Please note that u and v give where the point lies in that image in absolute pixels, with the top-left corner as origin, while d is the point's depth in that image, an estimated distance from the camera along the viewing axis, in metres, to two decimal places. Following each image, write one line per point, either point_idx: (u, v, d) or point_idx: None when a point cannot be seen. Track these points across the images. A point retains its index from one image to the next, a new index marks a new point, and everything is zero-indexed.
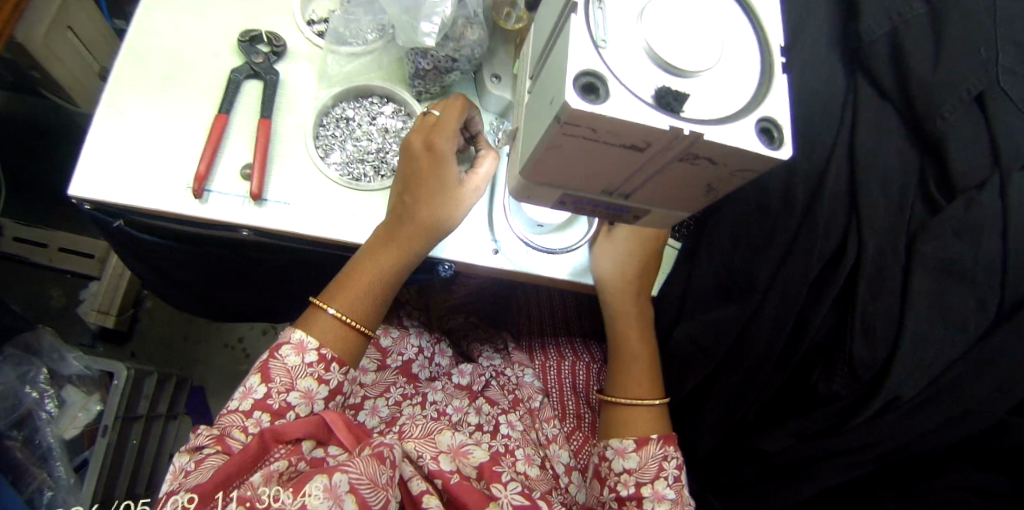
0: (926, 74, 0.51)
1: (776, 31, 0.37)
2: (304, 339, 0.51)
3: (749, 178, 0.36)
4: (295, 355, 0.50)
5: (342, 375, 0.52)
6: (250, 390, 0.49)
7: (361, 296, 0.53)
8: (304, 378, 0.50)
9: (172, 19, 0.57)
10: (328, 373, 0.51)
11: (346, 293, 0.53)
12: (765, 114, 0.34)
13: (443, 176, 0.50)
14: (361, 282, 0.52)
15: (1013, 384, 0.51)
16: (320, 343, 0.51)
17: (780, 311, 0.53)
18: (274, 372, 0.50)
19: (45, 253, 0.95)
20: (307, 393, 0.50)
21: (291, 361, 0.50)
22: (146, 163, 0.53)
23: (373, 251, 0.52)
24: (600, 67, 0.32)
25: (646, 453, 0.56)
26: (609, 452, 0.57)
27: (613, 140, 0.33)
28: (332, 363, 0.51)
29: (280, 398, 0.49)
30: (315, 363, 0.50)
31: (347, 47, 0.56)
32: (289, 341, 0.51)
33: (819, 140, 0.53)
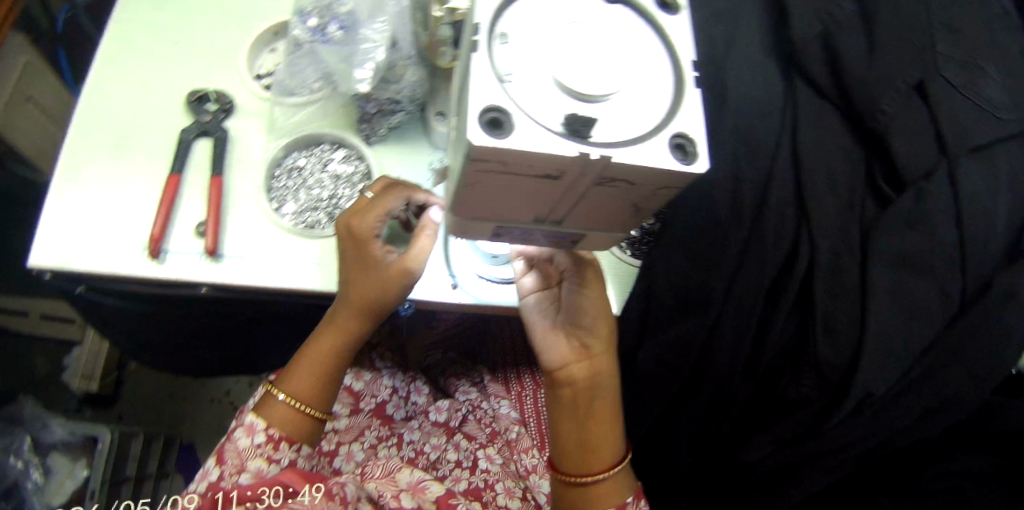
0: (861, 72, 0.52)
1: (687, 48, 0.37)
2: (254, 421, 0.51)
3: (673, 194, 0.36)
4: (245, 437, 0.50)
5: (293, 453, 0.52)
6: (206, 473, 0.49)
7: (309, 377, 0.53)
8: (253, 460, 0.50)
9: (122, 85, 0.58)
10: (278, 453, 0.51)
11: (298, 376, 0.53)
12: (679, 129, 0.35)
13: (369, 262, 0.50)
14: (314, 363, 0.54)
15: (987, 370, 0.51)
16: (268, 424, 0.51)
17: (739, 320, 0.53)
18: (227, 455, 0.50)
19: (27, 321, 0.97)
20: (258, 473, 0.50)
21: (242, 444, 0.50)
22: (104, 228, 0.54)
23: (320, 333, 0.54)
24: (504, 102, 0.33)
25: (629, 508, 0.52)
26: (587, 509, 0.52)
27: (526, 171, 0.34)
28: (282, 442, 0.51)
29: (232, 480, 0.49)
30: (263, 443, 0.50)
31: (294, 97, 0.58)
32: (240, 425, 0.51)
33: (764, 144, 0.53)
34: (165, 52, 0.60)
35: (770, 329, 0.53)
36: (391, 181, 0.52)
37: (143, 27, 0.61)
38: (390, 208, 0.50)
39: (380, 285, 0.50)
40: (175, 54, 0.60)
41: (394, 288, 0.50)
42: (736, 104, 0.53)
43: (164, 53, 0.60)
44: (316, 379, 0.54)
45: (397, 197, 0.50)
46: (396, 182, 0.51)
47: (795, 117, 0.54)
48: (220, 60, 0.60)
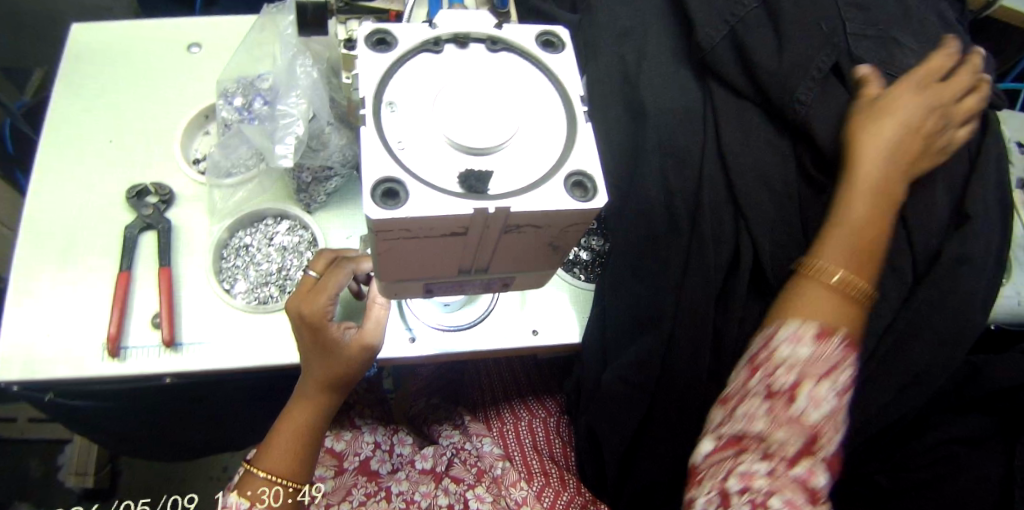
0: (774, 65, 0.53)
1: (574, 84, 0.38)
2: (237, 502, 0.53)
3: (584, 230, 0.37)
4: None
5: None
6: None
7: (287, 454, 0.54)
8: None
9: (64, 190, 0.60)
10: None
11: (271, 455, 0.54)
12: (577, 168, 0.36)
13: (329, 342, 0.51)
14: (286, 440, 0.54)
15: (956, 338, 0.51)
16: (251, 502, 0.53)
17: (693, 329, 0.53)
18: None
19: (16, 427, 0.98)
20: None
21: None
22: (61, 335, 0.54)
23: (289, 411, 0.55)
24: (396, 172, 0.33)
25: (827, 349, 0.45)
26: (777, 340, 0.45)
27: (430, 233, 0.34)
28: None
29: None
30: None
31: (230, 177, 0.59)
32: (223, 505, 0.53)
33: (691, 152, 0.54)
34: (101, 152, 0.61)
35: (725, 333, 0.54)
36: (332, 256, 0.54)
37: (77, 131, 0.62)
38: (339, 286, 0.51)
39: (344, 361, 0.52)
40: (112, 152, 0.61)
41: (359, 362, 0.52)
42: (658, 115, 0.54)
43: (102, 152, 0.61)
44: (299, 453, 0.54)
45: (342, 275, 0.51)
46: (339, 259, 0.53)
47: (717, 118, 0.55)
48: (155, 150, 0.62)
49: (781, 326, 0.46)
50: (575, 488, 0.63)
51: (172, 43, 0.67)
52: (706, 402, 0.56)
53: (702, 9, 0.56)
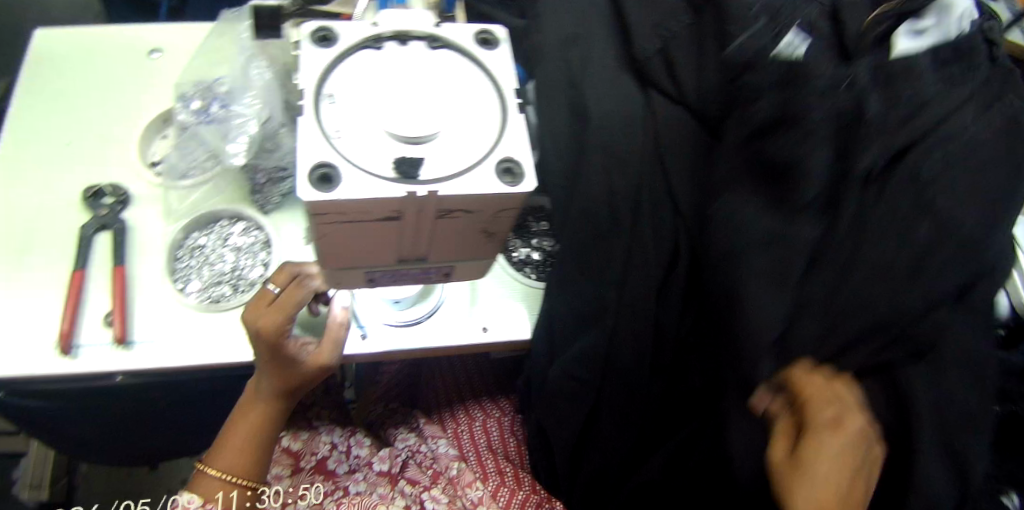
0: (697, 80, 0.56)
1: (507, 80, 0.41)
2: (190, 500, 0.53)
3: (514, 215, 0.39)
4: None
5: None
6: None
7: (240, 452, 0.54)
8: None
9: (19, 193, 0.60)
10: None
11: (224, 455, 0.54)
12: (507, 155, 0.38)
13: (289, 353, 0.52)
14: (240, 440, 0.54)
15: None
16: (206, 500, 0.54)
17: (635, 323, 0.55)
18: None
19: None
20: None
21: None
22: (10, 334, 0.54)
23: (242, 412, 0.55)
24: (332, 158, 0.35)
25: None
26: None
27: (365, 217, 0.36)
28: None
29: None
30: None
31: (186, 179, 0.60)
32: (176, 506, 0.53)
33: (629, 156, 0.56)
34: (58, 155, 0.62)
35: (664, 324, 0.56)
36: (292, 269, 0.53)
37: (35, 135, 0.62)
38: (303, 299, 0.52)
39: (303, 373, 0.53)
40: (68, 155, 0.62)
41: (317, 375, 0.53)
42: (599, 118, 0.56)
43: (57, 156, 0.62)
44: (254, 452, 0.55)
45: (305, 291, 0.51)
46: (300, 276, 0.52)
47: (656, 125, 0.57)
48: (111, 154, 0.62)
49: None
50: (529, 487, 0.64)
51: (133, 49, 0.68)
52: (647, 392, 0.58)
53: (640, 19, 0.58)
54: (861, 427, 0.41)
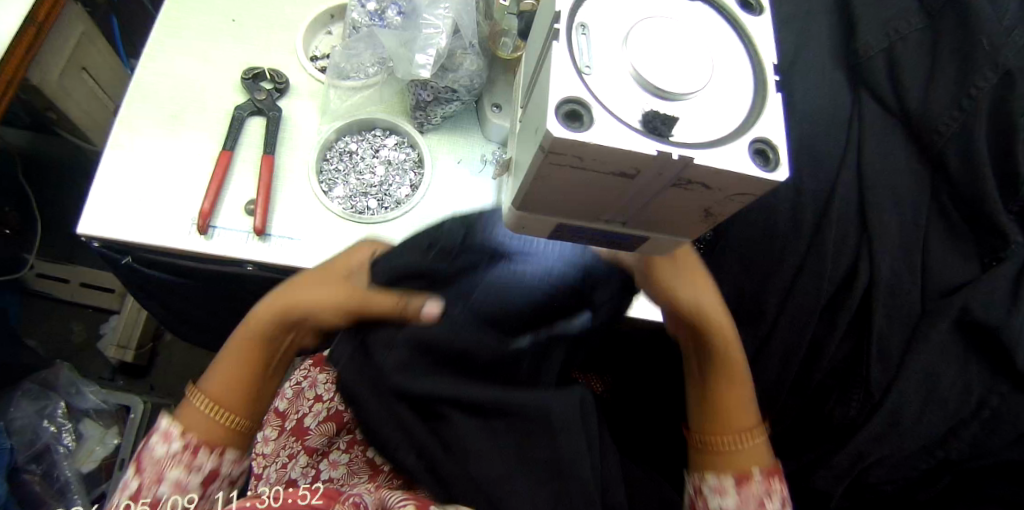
0: (920, 93, 0.51)
1: (768, 50, 0.37)
2: (170, 428, 0.42)
3: (748, 202, 0.35)
4: (161, 444, 0.42)
5: (218, 459, 0.43)
6: (125, 486, 0.42)
7: (233, 375, 0.44)
8: (172, 469, 0.41)
9: (177, 59, 0.59)
10: (198, 460, 0.42)
11: (220, 374, 0.44)
12: (760, 135, 0.34)
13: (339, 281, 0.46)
14: (325, 286, 0.45)
15: None
16: (186, 430, 0.42)
17: (790, 335, 0.53)
18: (146, 462, 0.42)
19: (67, 288, 0.98)
20: (178, 483, 0.41)
21: (158, 452, 0.42)
22: (154, 198, 0.54)
23: (319, 277, 0.46)
24: (583, 94, 0.32)
25: (749, 492, 0.45)
26: (705, 488, 0.47)
27: (600, 168, 0.33)
28: (199, 450, 0.42)
29: (149, 493, 0.41)
30: (181, 452, 0.42)
31: (350, 81, 0.59)
32: (155, 429, 0.43)
33: (826, 159, 0.53)
34: (226, 28, 0.60)
35: (824, 348, 0.53)
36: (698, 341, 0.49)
37: (202, 4, 0.61)
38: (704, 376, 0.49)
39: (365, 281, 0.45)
40: (233, 32, 0.60)
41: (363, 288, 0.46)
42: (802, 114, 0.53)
43: (223, 31, 0.60)
44: (208, 433, 0.43)
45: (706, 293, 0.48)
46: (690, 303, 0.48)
47: (862, 131, 0.53)
48: (279, 39, 0.61)
49: (706, 477, 0.47)
50: None
51: None
52: (783, 411, 0.56)
53: (871, 13, 0.54)
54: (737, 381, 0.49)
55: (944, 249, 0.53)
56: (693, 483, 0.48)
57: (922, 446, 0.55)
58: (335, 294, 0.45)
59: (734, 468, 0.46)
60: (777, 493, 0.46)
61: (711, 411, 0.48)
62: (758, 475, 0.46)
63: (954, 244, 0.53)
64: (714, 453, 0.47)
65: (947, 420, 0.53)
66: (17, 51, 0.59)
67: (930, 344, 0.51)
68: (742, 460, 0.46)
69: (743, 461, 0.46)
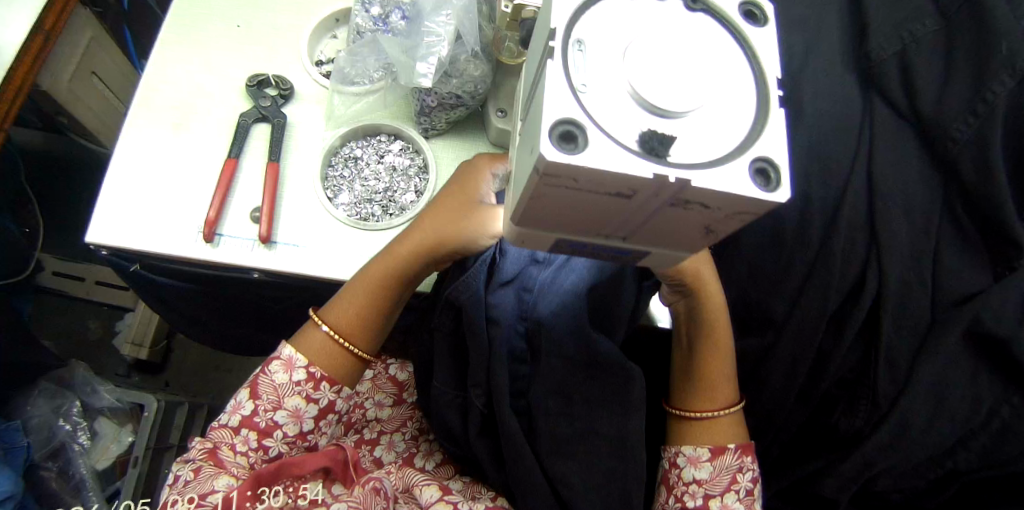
0: (934, 96, 0.50)
1: (773, 63, 0.36)
2: (293, 355, 0.52)
3: (749, 221, 0.34)
4: (283, 371, 0.52)
5: (333, 394, 0.53)
6: (239, 405, 0.52)
7: (353, 313, 0.53)
8: (292, 397, 0.52)
9: (182, 65, 0.59)
10: (317, 393, 0.52)
11: (339, 308, 0.53)
12: (761, 154, 0.33)
13: (453, 220, 0.49)
14: (431, 225, 0.50)
15: None
16: (308, 362, 0.52)
17: (796, 348, 0.52)
18: (262, 389, 0.52)
19: (83, 286, 1.00)
20: (295, 411, 0.52)
21: (279, 378, 0.52)
22: (161, 207, 0.54)
23: (433, 216, 0.50)
24: (578, 115, 0.31)
25: (722, 464, 0.51)
26: (681, 458, 0.52)
27: (596, 189, 0.32)
28: (322, 382, 0.53)
29: (266, 416, 0.51)
30: (303, 381, 0.52)
31: (354, 86, 0.58)
32: (279, 357, 0.53)
33: (835, 166, 0.51)
34: (229, 33, 0.60)
35: (829, 359, 0.52)
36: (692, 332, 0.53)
37: (205, 9, 0.61)
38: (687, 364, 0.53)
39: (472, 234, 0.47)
40: (237, 37, 0.60)
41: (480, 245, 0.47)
42: (812, 118, 0.51)
43: (226, 36, 0.60)
44: (326, 365, 0.53)
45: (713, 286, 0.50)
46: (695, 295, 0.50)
47: (873, 137, 0.51)
48: (283, 44, 0.61)
49: (682, 449, 0.52)
50: None
51: None
52: (788, 419, 0.56)
53: (886, 12, 0.52)
54: (724, 383, 0.53)
55: (958, 257, 0.51)
56: (669, 459, 0.53)
57: (931, 455, 0.55)
58: (441, 221, 0.50)
59: (708, 441, 0.52)
60: (749, 464, 0.52)
61: (698, 384, 0.52)
62: (733, 447, 0.51)
63: (967, 252, 0.52)
64: (692, 419, 0.53)
65: (956, 430, 0.53)
66: (24, 59, 0.59)
67: (940, 355, 0.50)
68: (717, 432, 0.52)
69: (715, 435, 0.52)
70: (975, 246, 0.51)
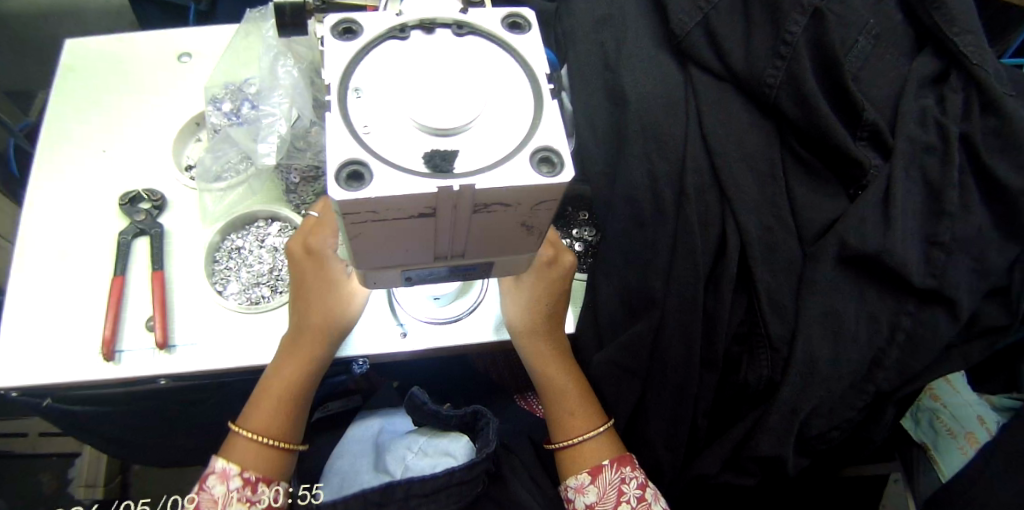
0: (740, 53, 0.54)
1: (540, 64, 0.39)
2: (227, 466, 0.50)
3: (554, 206, 0.37)
4: (219, 484, 0.49)
5: (274, 493, 0.51)
6: None
7: (271, 412, 0.52)
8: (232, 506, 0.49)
9: (59, 200, 0.61)
10: (257, 496, 0.49)
11: (259, 411, 0.52)
12: (544, 143, 0.36)
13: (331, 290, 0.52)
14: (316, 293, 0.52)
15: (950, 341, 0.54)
16: (241, 467, 0.50)
17: (684, 316, 0.53)
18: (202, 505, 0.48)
19: (27, 442, 1.00)
20: None
21: (217, 491, 0.49)
22: (55, 339, 0.55)
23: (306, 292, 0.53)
24: (360, 154, 0.34)
25: (604, 482, 0.53)
26: (569, 491, 0.54)
27: (398, 214, 0.35)
28: (260, 484, 0.50)
29: None
30: (240, 488, 0.49)
31: (221, 181, 0.60)
32: (213, 472, 0.50)
33: (672, 136, 0.54)
34: (99, 160, 0.63)
35: (718, 318, 0.53)
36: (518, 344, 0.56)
37: (71, 143, 0.64)
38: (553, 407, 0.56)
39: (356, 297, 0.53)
40: (106, 162, 0.63)
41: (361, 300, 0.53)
42: (639, 99, 0.55)
43: (95, 162, 0.63)
44: (259, 466, 0.51)
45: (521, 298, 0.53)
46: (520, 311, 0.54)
47: (698, 102, 0.55)
48: (150, 159, 0.63)
49: (568, 481, 0.54)
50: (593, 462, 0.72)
51: (163, 53, 0.70)
52: (703, 388, 0.55)
53: None
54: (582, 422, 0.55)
55: (807, 190, 0.54)
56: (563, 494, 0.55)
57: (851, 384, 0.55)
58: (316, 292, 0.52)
59: (585, 465, 0.54)
60: (629, 474, 0.53)
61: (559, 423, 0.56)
62: (608, 463, 0.54)
63: (815, 183, 0.54)
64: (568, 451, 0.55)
65: (864, 352, 0.53)
66: None
67: (817, 284, 0.52)
68: (590, 454, 0.54)
69: (587, 459, 0.54)
70: (819, 176, 0.54)
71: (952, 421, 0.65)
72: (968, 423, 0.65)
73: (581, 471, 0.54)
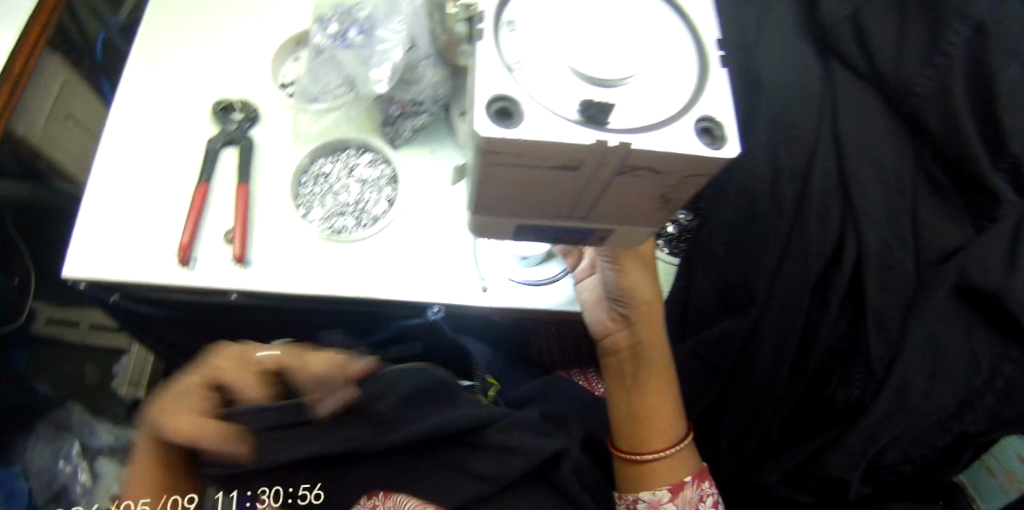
0: (892, 53, 0.49)
1: (709, 27, 0.36)
2: None
3: (702, 182, 0.34)
4: None
5: None
6: None
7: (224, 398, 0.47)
8: None
9: (152, 97, 0.60)
10: None
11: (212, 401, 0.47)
12: (703, 113, 0.33)
13: None
14: None
15: None
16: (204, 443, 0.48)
17: (784, 319, 0.51)
18: None
19: (77, 333, 1.02)
20: None
21: None
22: (136, 235, 0.54)
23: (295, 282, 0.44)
24: (512, 92, 0.31)
25: (684, 499, 0.52)
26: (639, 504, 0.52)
27: (542, 163, 0.32)
28: None
29: None
30: None
31: (316, 103, 0.58)
32: None
33: (801, 132, 0.51)
34: (197, 64, 0.62)
35: (818, 329, 0.51)
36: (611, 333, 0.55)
37: (170, 43, 0.63)
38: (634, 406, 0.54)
39: None
40: (204, 67, 0.62)
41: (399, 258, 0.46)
42: (772, 88, 0.51)
43: (191, 65, 0.62)
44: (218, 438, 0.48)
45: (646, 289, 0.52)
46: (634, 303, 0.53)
47: (835, 100, 0.51)
48: (246, 70, 0.62)
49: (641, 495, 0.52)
50: None
51: None
52: (784, 397, 0.54)
53: None
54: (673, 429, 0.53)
55: (936, 212, 0.49)
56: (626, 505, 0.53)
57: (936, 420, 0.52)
58: None
59: (666, 482, 0.53)
60: (707, 491, 0.53)
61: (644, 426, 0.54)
62: (690, 480, 0.53)
63: (942, 202, 0.50)
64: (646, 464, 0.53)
65: (960, 391, 0.50)
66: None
67: (930, 313, 0.48)
68: (673, 469, 0.53)
69: (669, 475, 0.53)
70: (953, 201, 0.49)
71: (995, 463, 0.67)
72: (1011, 463, 0.65)
73: (662, 487, 0.52)
